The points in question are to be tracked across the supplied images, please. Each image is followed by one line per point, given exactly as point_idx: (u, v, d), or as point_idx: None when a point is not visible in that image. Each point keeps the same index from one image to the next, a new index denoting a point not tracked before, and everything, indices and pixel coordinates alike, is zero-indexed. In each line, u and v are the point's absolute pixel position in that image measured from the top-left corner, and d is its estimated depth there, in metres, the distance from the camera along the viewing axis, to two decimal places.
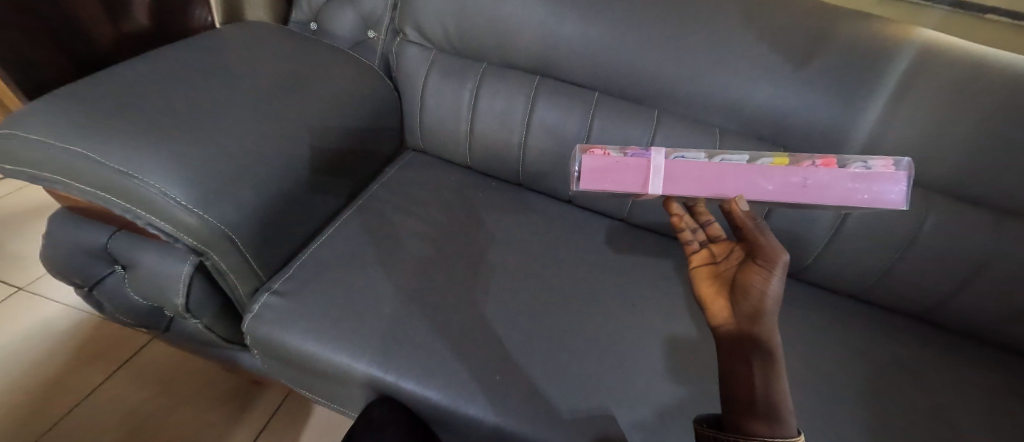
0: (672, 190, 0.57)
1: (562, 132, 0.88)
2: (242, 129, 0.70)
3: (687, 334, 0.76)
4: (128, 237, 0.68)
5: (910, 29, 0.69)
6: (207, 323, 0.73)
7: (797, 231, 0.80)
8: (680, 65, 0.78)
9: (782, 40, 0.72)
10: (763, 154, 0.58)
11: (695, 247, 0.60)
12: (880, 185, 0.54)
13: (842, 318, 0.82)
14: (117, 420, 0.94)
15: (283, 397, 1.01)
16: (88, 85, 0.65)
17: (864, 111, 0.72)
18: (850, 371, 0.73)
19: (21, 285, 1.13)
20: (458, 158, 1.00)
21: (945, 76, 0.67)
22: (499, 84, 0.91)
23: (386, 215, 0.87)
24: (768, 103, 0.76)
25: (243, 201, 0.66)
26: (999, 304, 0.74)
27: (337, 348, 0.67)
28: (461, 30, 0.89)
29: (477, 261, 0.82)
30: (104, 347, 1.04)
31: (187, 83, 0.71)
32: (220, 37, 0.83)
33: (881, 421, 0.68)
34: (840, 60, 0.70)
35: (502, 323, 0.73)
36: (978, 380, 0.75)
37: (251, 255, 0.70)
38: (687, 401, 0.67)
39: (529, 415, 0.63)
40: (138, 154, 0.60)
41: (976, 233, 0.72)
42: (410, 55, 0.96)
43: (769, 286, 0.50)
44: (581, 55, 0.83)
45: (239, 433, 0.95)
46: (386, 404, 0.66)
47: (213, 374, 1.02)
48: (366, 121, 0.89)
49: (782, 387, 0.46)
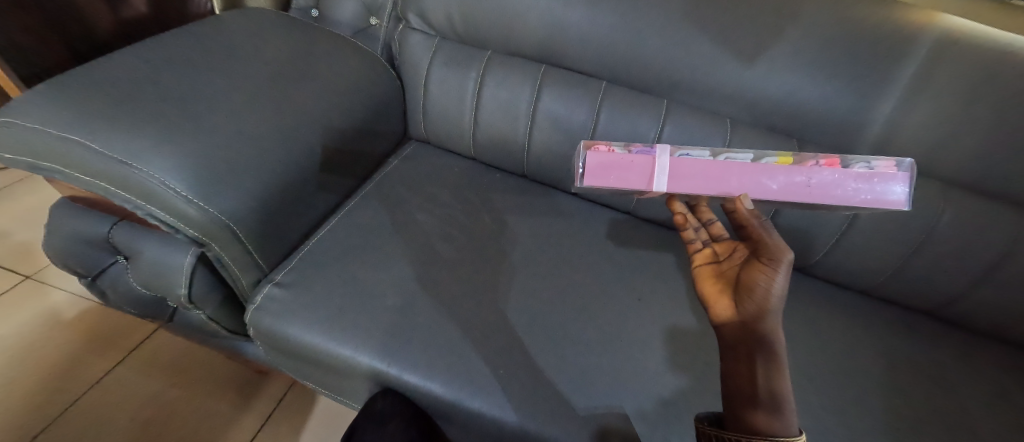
0: (678, 188, 0.56)
1: (567, 121, 0.87)
2: (243, 119, 0.69)
3: (691, 328, 0.75)
4: (129, 227, 0.68)
5: (933, 16, 0.66)
6: (210, 312, 0.73)
7: (803, 227, 0.79)
8: (691, 55, 0.76)
9: (797, 29, 0.70)
10: (767, 154, 0.58)
11: (697, 246, 0.59)
12: (884, 184, 0.53)
13: (850, 315, 0.81)
14: (127, 406, 0.96)
15: (289, 386, 1.02)
16: (84, 74, 0.64)
17: (878, 104, 0.70)
18: (855, 369, 0.73)
19: (29, 274, 1.14)
20: (461, 147, 0.99)
21: (964, 67, 0.65)
22: (503, 73, 0.89)
23: (388, 207, 0.87)
24: (779, 95, 0.74)
25: (245, 191, 0.66)
26: (1005, 300, 0.74)
27: (338, 339, 0.68)
28: (466, 16, 0.87)
29: (480, 253, 0.82)
30: (112, 336, 1.05)
31: (187, 72, 0.70)
32: (220, 24, 0.81)
33: (886, 419, 0.67)
34: (856, 52, 0.68)
35: (505, 315, 0.73)
36: (986, 378, 0.74)
37: (253, 248, 0.69)
38: (690, 396, 0.67)
39: (530, 409, 0.63)
40: (138, 143, 0.59)
41: (987, 229, 0.71)
42: (413, 42, 0.94)
43: (774, 284, 0.49)
44: (589, 42, 0.81)
45: (245, 421, 0.96)
46: (388, 397, 0.67)
47: (221, 362, 1.03)
48: (368, 108, 0.88)
49: (784, 383, 0.46)
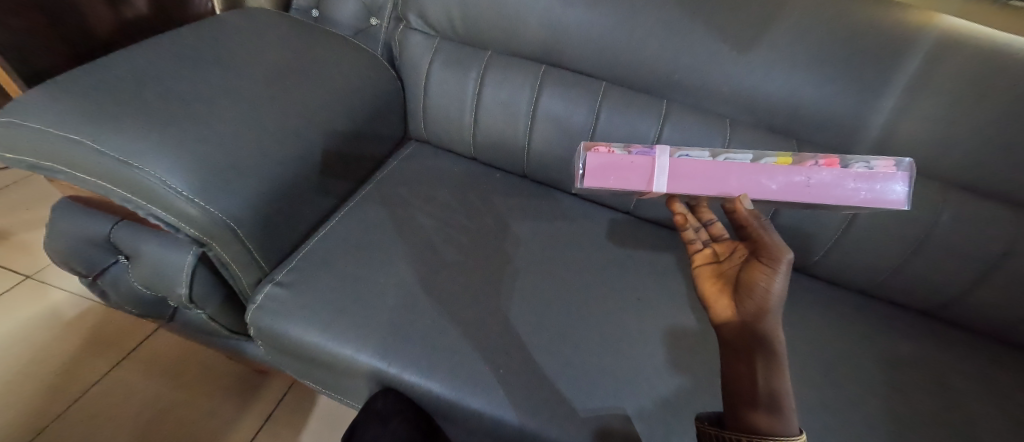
0: (678, 188, 0.56)
1: (567, 121, 0.87)
2: (243, 119, 0.69)
3: (691, 328, 0.75)
4: (130, 227, 0.68)
5: (932, 16, 0.66)
6: (211, 312, 0.73)
7: (803, 227, 0.80)
8: (691, 55, 0.76)
9: (797, 29, 0.70)
10: (767, 154, 0.58)
11: (698, 246, 0.59)
12: (883, 184, 0.54)
13: (849, 315, 0.81)
14: (127, 406, 0.95)
15: (288, 386, 1.02)
16: (85, 73, 0.64)
17: (877, 104, 0.70)
18: (855, 369, 0.73)
19: (29, 274, 1.14)
20: (462, 147, 0.99)
21: (963, 68, 0.65)
22: (503, 73, 0.89)
23: (388, 207, 0.87)
24: (778, 96, 0.74)
25: (246, 191, 0.66)
26: (1004, 300, 0.74)
27: (339, 339, 0.68)
28: (466, 16, 0.87)
29: (480, 253, 0.82)
30: (112, 336, 1.05)
31: (187, 72, 0.70)
32: (220, 24, 0.81)
33: (885, 419, 0.67)
34: (855, 52, 0.68)
35: (505, 315, 0.73)
36: (985, 378, 0.74)
37: (254, 247, 0.70)
38: (691, 396, 0.67)
39: (531, 409, 0.63)
40: (139, 142, 0.59)
41: (986, 229, 0.72)
42: (413, 42, 0.94)
43: (774, 283, 0.49)
44: (589, 42, 0.81)
45: (245, 421, 0.96)
46: (389, 396, 0.67)
47: (221, 362, 1.04)
48: (368, 108, 0.88)
49: (784, 382, 0.46)
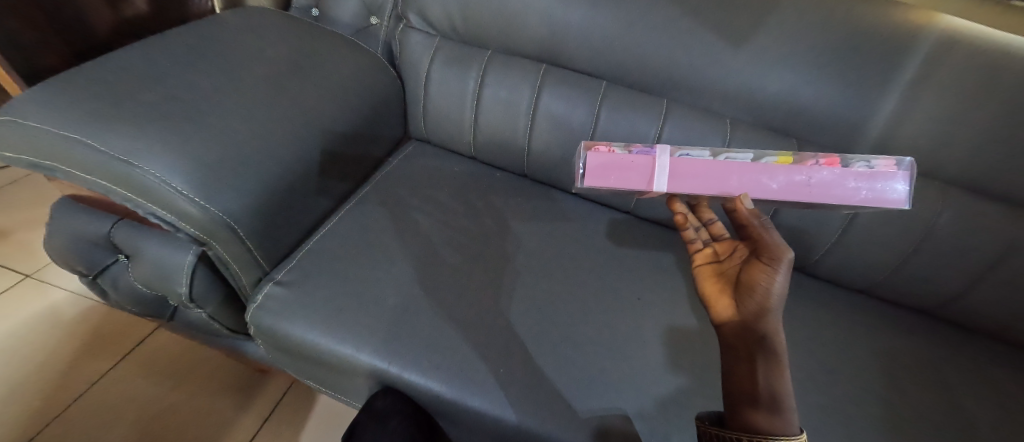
0: (678, 188, 0.56)
1: (567, 120, 0.87)
2: (243, 118, 0.69)
3: (690, 327, 0.75)
4: (130, 226, 0.68)
5: (934, 16, 0.65)
6: (211, 311, 0.73)
7: (803, 226, 0.80)
8: (690, 55, 0.76)
9: (797, 29, 0.70)
10: (768, 153, 0.58)
11: (698, 246, 0.59)
12: (883, 183, 0.54)
13: (849, 314, 0.81)
14: (126, 405, 0.95)
15: (288, 385, 1.02)
16: (85, 72, 0.64)
17: (877, 104, 0.70)
18: (854, 369, 0.73)
19: (29, 273, 1.14)
20: (462, 147, 0.99)
21: (963, 67, 0.65)
22: (503, 72, 0.89)
23: (388, 206, 0.87)
24: (778, 95, 0.74)
25: (246, 190, 0.66)
26: (1004, 299, 0.74)
27: (339, 338, 0.68)
28: (466, 15, 0.87)
29: (480, 253, 0.82)
30: (111, 335, 1.05)
31: (187, 71, 0.70)
32: (219, 23, 0.81)
33: (885, 418, 0.67)
34: (855, 51, 0.68)
35: (505, 314, 0.73)
36: (985, 377, 0.74)
37: (254, 247, 0.70)
38: (690, 395, 0.67)
39: (531, 408, 0.63)
40: (138, 141, 0.59)
41: (985, 228, 0.72)
42: (413, 41, 0.94)
43: (775, 283, 0.49)
44: (589, 41, 0.81)
45: (245, 419, 0.97)
46: (389, 396, 0.67)
47: (221, 361, 1.04)
48: (368, 108, 0.88)
49: (784, 381, 0.46)
